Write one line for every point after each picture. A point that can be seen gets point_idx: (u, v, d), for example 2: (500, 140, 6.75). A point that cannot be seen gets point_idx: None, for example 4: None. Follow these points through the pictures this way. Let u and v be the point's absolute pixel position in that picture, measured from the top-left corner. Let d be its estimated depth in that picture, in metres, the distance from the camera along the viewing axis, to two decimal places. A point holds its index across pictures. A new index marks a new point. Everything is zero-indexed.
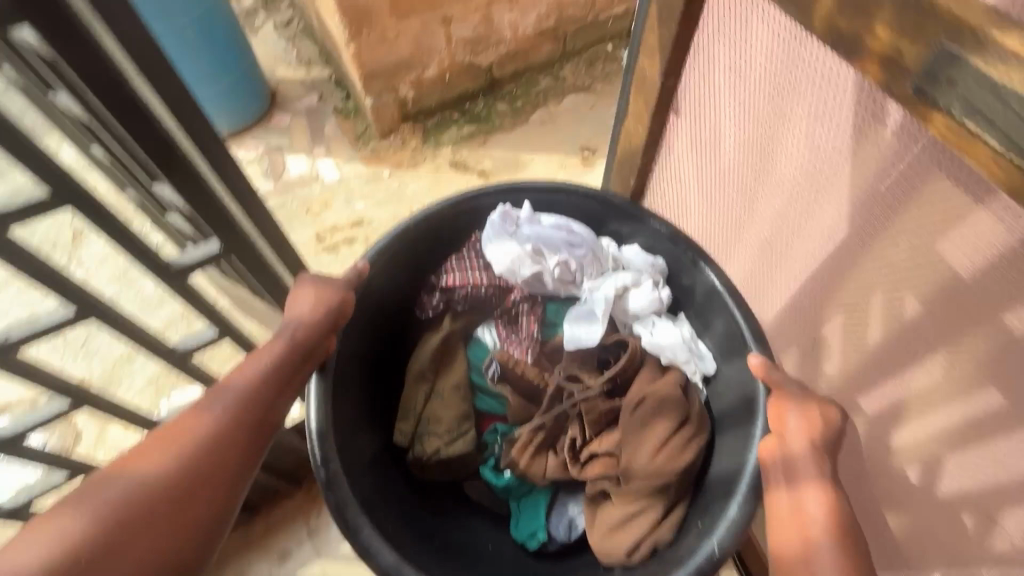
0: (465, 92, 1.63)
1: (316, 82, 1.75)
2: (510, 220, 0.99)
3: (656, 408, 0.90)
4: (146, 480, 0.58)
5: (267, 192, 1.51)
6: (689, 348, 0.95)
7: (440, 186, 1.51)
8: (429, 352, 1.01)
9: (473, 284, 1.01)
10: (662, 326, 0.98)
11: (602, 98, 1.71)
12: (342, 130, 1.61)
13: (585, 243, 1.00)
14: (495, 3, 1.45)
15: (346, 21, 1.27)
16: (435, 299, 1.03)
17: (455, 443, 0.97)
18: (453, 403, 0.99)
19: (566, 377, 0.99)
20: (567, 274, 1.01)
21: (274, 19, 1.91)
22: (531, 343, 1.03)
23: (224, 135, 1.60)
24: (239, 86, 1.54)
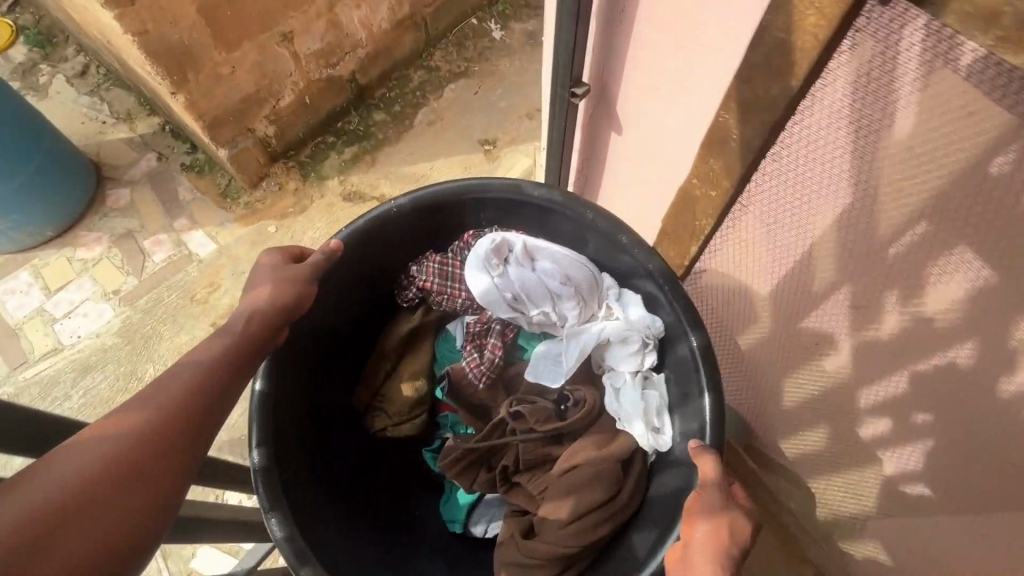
0: (333, 110, 1.42)
1: (147, 137, 1.44)
2: (500, 253, 0.85)
3: (592, 473, 0.79)
4: (111, 446, 0.43)
5: (134, 291, 1.24)
6: (652, 419, 0.80)
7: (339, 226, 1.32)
8: (397, 337, 0.92)
9: (450, 294, 0.91)
10: (625, 393, 0.83)
11: (484, 80, 1.56)
12: (200, 191, 1.36)
13: (573, 291, 0.85)
14: (338, 2, 1.23)
15: (164, 69, 1.02)
16: (410, 292, 0.92)
17: (400, 424, 0.92)
18: (409, 393, 0.91)
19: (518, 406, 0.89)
20: (547, 318, 0.88)
21: (63, 71, 1.54)
22: (492, 371, 0.91)
23: (51, 234, 1.28)
24: (48, 169, 1.22)
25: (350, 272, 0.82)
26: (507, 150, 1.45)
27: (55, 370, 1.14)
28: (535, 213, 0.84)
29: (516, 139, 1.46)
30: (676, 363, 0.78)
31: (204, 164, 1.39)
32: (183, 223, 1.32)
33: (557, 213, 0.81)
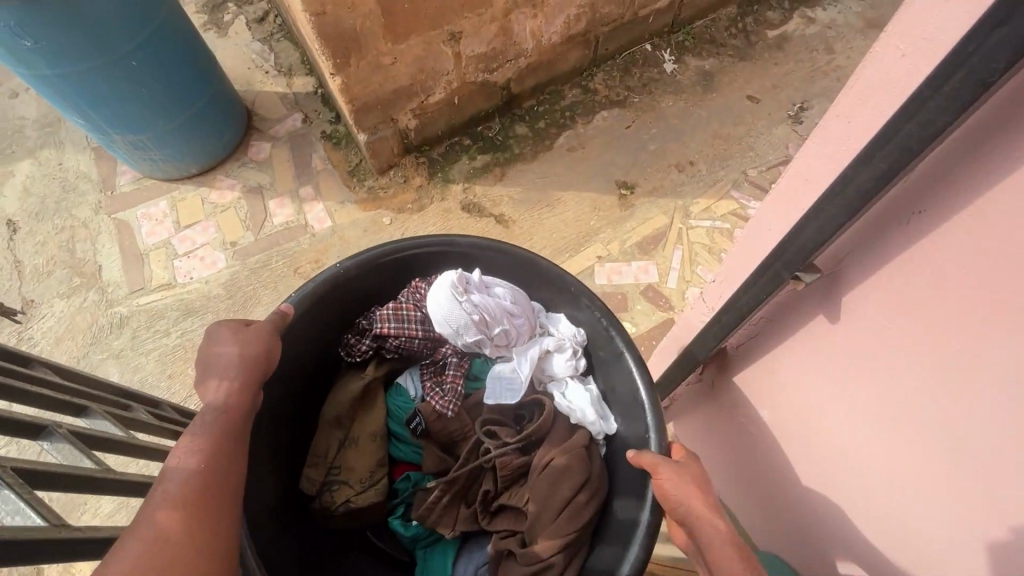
0: (477, 114, 1.36)
1: (298, 96, 1.47)
2: (461, 283, 0.93)
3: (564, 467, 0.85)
4: (163, 527, 0.45)
5: (248, 247, 1.28)
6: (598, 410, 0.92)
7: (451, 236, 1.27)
8: (349, 396, 0.95)
9: (407, 334, 0.96)
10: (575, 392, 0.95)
11: (642, 114, 1.43)
12: (331, 164, 1.37)
13: (524, 310, 0.97)
14: (514, 10, 1.16)
15: (329, 51, 1.00)
16: (363, 344, 0.96)
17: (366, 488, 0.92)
18: (367, 449, 0.94)
19: (486, 432, 0.94)
20: (504, 338, 0.96)
21: (246, 13, 1.61)
22: (456, 401, 0.94)
23: (195, 172, 1.35)
24: (206, 113, 1.28)
25: (317, 309, 0.89)
26: (643, 200, 1.31)
27: (164, 304, 1.21)
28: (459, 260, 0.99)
29: (657, 191, 1.32)
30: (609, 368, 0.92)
31: (342, 137, 1.39)
32: (307, 192, 1.34)
33: (492, 252, 0.96)
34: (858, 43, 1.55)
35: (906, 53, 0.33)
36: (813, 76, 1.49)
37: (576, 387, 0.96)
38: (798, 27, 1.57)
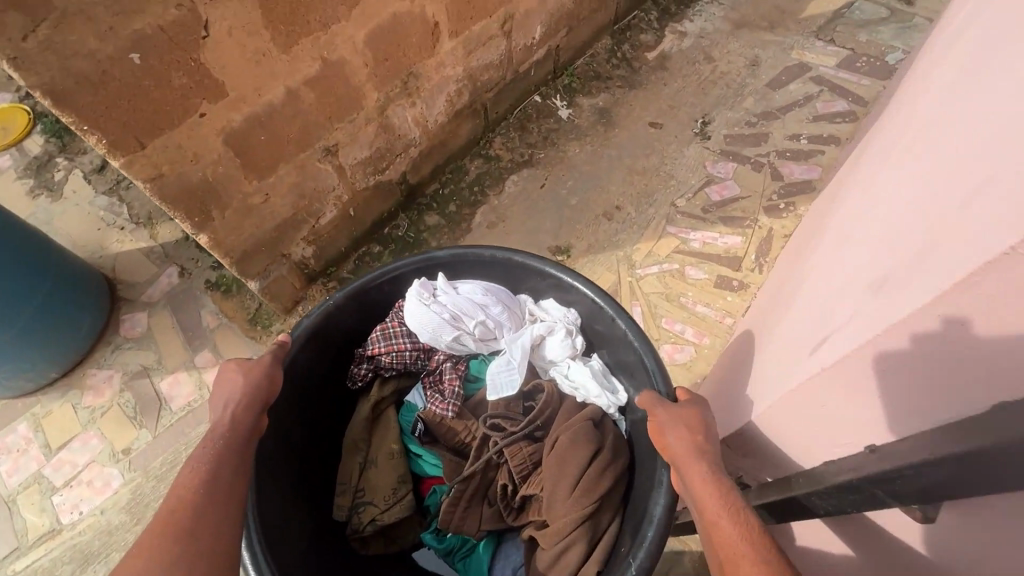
0: (381, 216, 1.21)
1: (167, 245, 1.26)
2: (429, 288, 0.98)
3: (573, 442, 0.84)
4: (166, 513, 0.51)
5: (146, 449, 1.04)
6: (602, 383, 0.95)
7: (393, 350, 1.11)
8: (360, 420, 0.95)
9: (396, 350, 0.99)
10: (576, 369, 0.98)
11: (553, 168, 1.34)
12: (226, 316, 1.16)
13: (504, 301, 1.02)
14: (390, 103, 1.03)
15: (183, 211, 0.82)
16: (362, 369, 0.99)
17: (390, 511, 0.90)
18: (386, 470, 0.92)
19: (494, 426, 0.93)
20: (488, 331, 1.00)
21: (81, 166, 1.38)
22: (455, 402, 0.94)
23: (56, 377, 1.10)
24: (50, 307, 1.05)
25: (314, 340, 0.92)
26: (583, 260, 1.21)
27: (50, 559, 0.95)
28: (438, 275, 1.04)
29: (594, 247, 1.22)
30: (606, 338, 0.97)
31: (231, 282, 1.20)
32: (206, 357, 1.12)
33: (474, 261, 1.02)
34: (733, 46, 1.56)
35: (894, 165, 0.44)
36: (704, 88, 1.48)
37: (580, 366, 0.98)
38: (674, 43, 1.56)
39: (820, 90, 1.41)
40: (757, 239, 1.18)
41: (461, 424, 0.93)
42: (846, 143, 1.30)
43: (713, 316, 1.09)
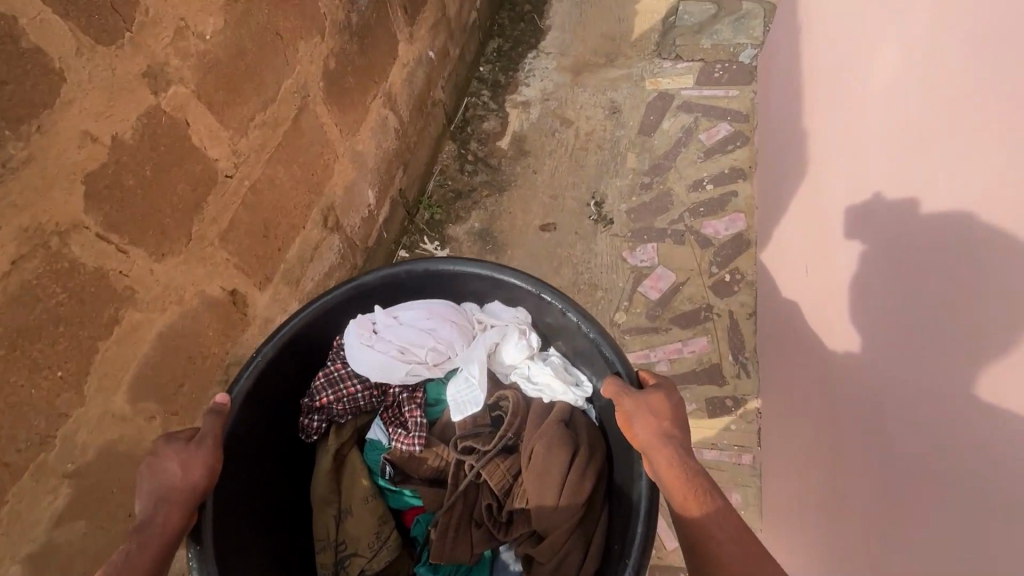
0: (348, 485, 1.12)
1: None
2: (368, 326, 1.18)
3: (548, 453, 1.09)
4: None
5: None
6: (565, 378, 1.20)
7: (355, 475, 1.18)
8: (327, 473, 1.17)
9: (345, 395, 1.18)
10: (536, 369, 1.22)
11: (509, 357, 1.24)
12: None
13: (447, 324, 1.21)
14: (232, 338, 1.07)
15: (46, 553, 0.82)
16: (315, 420, 1.19)
17: (376, 553, 1.13)
18: (362, 515, 1.15)
19: (465, 447, 1.18)
20: (439, 354, 1.20)
21: None
22: (419, 431, 1.16)
23: None
24: None
25: (257, 408, 1.07)
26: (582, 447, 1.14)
27: None
28: (369, 304, 1.22)
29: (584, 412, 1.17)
30: (556, 336, 1.22)
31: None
32: None
33: (424, 284, 1.23)
34: (584, 99, 1.42)
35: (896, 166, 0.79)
36: (577, 159, 1.35)
37: (538, 365, 1.23)
38: (521, 120, 1.43)
39: (695, 120, 1.35)
40: (723, 332, 1.21)
41: (433, 451, 1.16)
42: (751, 173, 1.30)
43: (730, 457, 1.12)
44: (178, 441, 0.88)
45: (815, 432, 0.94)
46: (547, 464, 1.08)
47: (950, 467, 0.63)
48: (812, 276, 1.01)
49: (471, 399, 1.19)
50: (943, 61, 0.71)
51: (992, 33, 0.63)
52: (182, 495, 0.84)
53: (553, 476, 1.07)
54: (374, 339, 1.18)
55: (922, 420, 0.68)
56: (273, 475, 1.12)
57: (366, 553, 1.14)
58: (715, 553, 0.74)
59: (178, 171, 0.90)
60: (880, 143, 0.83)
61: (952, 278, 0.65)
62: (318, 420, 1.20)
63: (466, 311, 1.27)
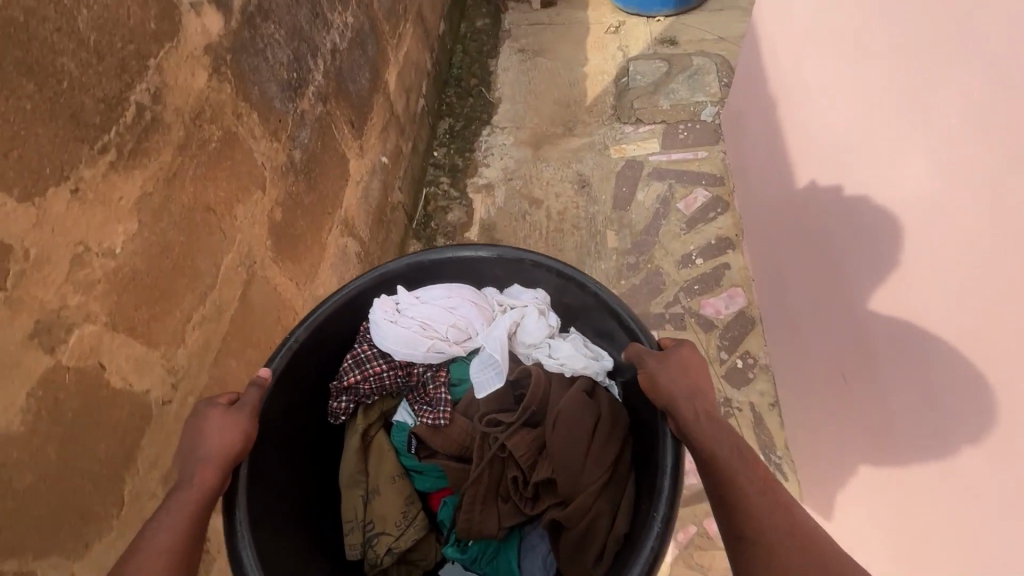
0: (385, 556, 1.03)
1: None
2: (391, 304, 1.15)
3: (568, 422, 1.05)
4: None
5: None
6: (587, 353, 1.16)
7: (385, 454, 1.15)
8: (353, 452, 1.14)
9: (372, 372, 1.11)
10: (561, 344, 1.19)
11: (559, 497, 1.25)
12: None
13: (469, 302, 1.18)
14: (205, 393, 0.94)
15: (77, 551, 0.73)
16: (342, 402, 1.14)
17: (401, 535, 1.08)
18: (389, 496, 1.12)
19: (489, 420, 1.12)
20: (459, 332, 1.16)
21: None
22: (443, 405, 1.11)
23: None
24: None
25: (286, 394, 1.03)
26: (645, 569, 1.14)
27: None
28: (395, 288, 1.20)
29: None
30: (576, 314, 1.19)
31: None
32: None
33: (433, 263, 1.19)
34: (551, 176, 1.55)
35: (811, 160, 1.08)
36: (555, 242, 1.45)
37: (560, 341, 1.19)
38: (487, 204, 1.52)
39: (669, 190, 1.48)
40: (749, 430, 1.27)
41: (455, 429, 1.09)
42: (738, 242, 1.41)
43: None
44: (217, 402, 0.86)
45: (783, 337, 1.24)
46: (572, 426, 1.06)
47: (874, 349, 0.91)
48: (774, 241, 1.26)
49: (492, 373, 1.15)
50: (908, 211, 0.81)
51: (940, 137, 0.74)
52: (230, 453, 0.81)
53: (578, 437, 1.05)
54: (395, 317, 1.14)
55: (849, 321, 0.97)
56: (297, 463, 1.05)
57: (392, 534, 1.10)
58: (777, 557, 0.74)
59: (113, 407, 0.79)
60: (831, 150, 1.01)
61: (850, 228, 0.96)
62: (346, 402, 1.16)
63: (488, 297, 1.24)
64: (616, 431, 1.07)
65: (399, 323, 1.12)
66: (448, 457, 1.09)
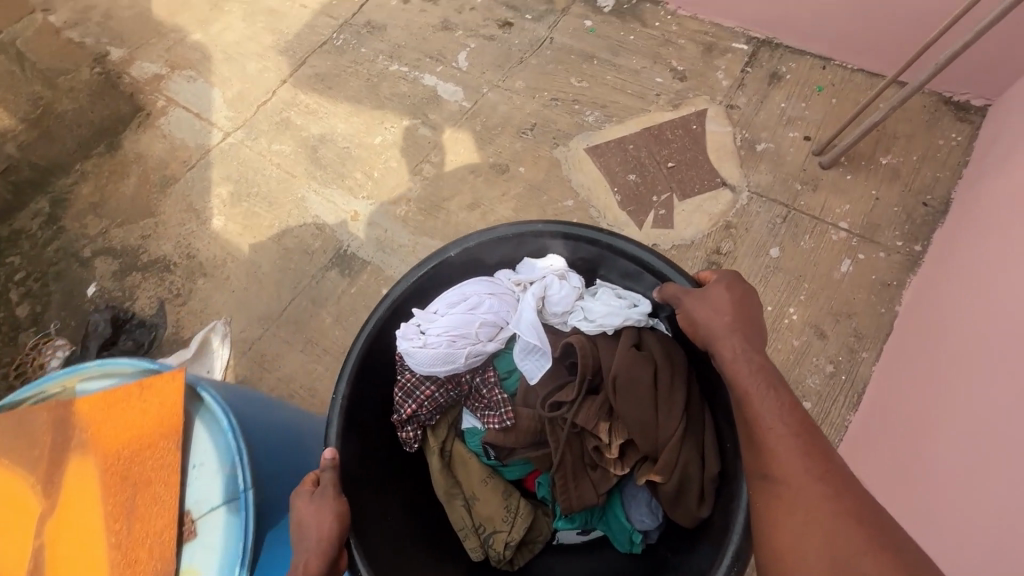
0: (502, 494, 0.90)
1: None
2: (410, 330, 0.87)
3: (631, 375, 0.82)
4: None
5: None
6: (622, 303, 0.89)
7: (452, 454, 0.91)
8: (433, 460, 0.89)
9: (426, 397, 0.87)
10: (592, 305, 0.89)
11: None
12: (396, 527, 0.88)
13: (483, 292, 0.90)
14: None
15: None
16: (408, 433, 0.88)
17: (515, 525, 0.87)
18: (488, 494, 0.88)
19: (554, 403, 0.85)
20: (490, 330, 0.90)
21: None
22: (506, 406, 0.86)
23: None
24: None
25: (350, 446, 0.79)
26: None
27: None
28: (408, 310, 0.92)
29: None
30: (598, 260, 0.93)
31: None
32: None
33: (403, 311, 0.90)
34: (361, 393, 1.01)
35: None
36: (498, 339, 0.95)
37: (592, 302, 0.90)
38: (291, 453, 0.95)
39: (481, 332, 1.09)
40: None
41: (524, 413, 0.86)
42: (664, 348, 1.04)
43: None
44: (302, 493, 0.62)
45: (909, 332, 0.89)
46: (640, 389, 0.81)
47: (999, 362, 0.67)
48: (950, 286, 0.85)
49: (540, 357, 0.88)
50: None
51: None
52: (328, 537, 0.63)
53: (644, 386, 0.81)
54: (417, 342, 0.86)
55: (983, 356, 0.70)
56: (389, 488, 0.85)
57: (502, 529, 0.87)
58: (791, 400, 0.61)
59: None
60: None
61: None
62: (411, 430, 0.88)
63: (499, 278, 0.94)
64: (678, 370, 0.85)
65: (426, 348, 0.85)
66: (522, 454, 0.86)
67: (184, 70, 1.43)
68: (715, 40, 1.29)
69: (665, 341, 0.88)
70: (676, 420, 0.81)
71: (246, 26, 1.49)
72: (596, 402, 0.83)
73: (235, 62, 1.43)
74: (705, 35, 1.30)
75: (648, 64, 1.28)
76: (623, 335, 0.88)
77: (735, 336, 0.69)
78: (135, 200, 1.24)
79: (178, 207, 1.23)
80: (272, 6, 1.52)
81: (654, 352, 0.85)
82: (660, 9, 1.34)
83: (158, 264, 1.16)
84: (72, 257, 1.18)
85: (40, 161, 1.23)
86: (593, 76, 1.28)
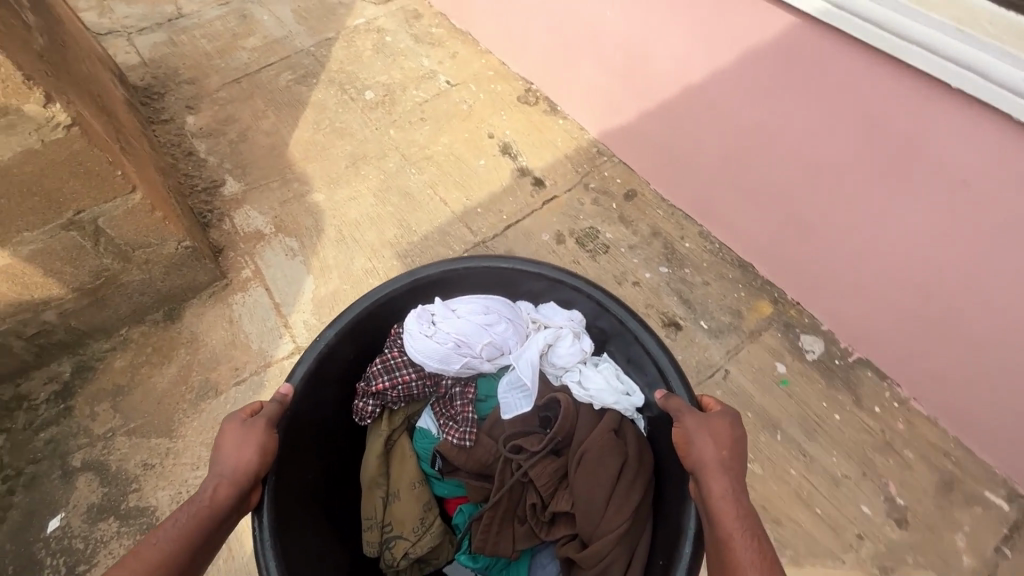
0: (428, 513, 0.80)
1: None
2: (426, 319, 0.81)
3: (597, 460, 0.74)
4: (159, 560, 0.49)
5: None
6: (618, 388, 0.80)
7: (397, 458, 0.81)
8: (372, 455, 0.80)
9: (401, 380, 0.80)
10: (591, 375, 0.81)
11: None
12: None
13: (509, 317, 0.83)
14: None
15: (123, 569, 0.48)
16: (367, 407, 0.80)
17: (421, 539, 0.78)
18: (412, 499, 0.79)
19: (512, 445, 0.77)
20: (493, 351, 0.82)
21: None
22: (469, 425, 0.78)
23: None
24: None
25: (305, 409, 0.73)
26: None
27: None
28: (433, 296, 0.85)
29: None
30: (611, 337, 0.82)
31: None
32: None
33: (426, 293, 0.84)
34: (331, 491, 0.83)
35: None
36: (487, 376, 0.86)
37: (592, 371, 0.82)
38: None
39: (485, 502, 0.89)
40: None
41: (484, 440, 0.78)
42: None
43: None
44: None
45: None
46: (604, 473, 0.73)
47: None
48: None
49: (522, 396, 0.81)
50: None
51: None
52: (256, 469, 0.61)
53: (608, 473, 0.73)
54: (426, 334, 0.79)
55: None
56: (326, 447, 0.78)
57: (410, 541, 0.77)
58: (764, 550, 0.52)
59: None
60: None
61: None
62: (369, 405, 0.80)
63: (519, 309, 0.87)
64: (642, 470, 0.75)
65: (431, 343, 0.79)
66: (465, 478, 0.78)
67: (288, 237, 1.22)
68: (959, 475, 0.91)
69: (639, 445, 0.77)
70: (622, 517, 0.71)
71: (374, 204, 1.28)
72: (554, 464, 0.76)
73: (345, 248, 1.21)
74: (944, 457, 0.92)
75: (855, 475, 0.91)
76: (605, 416, 0.79)
77: (729, 475, 0.58)
78: (160, 404, 1.00)
79: (200, 437, 0.97)
80: (410, 188, 1.31)
81: (630, 447, 0.76)
82: (884, 388, 0.99)
83: (142, 518, 0.90)
84: (57, 461, 0.94)
85: (80, 325, 1.00)
86: (771, 461, 0.93)
